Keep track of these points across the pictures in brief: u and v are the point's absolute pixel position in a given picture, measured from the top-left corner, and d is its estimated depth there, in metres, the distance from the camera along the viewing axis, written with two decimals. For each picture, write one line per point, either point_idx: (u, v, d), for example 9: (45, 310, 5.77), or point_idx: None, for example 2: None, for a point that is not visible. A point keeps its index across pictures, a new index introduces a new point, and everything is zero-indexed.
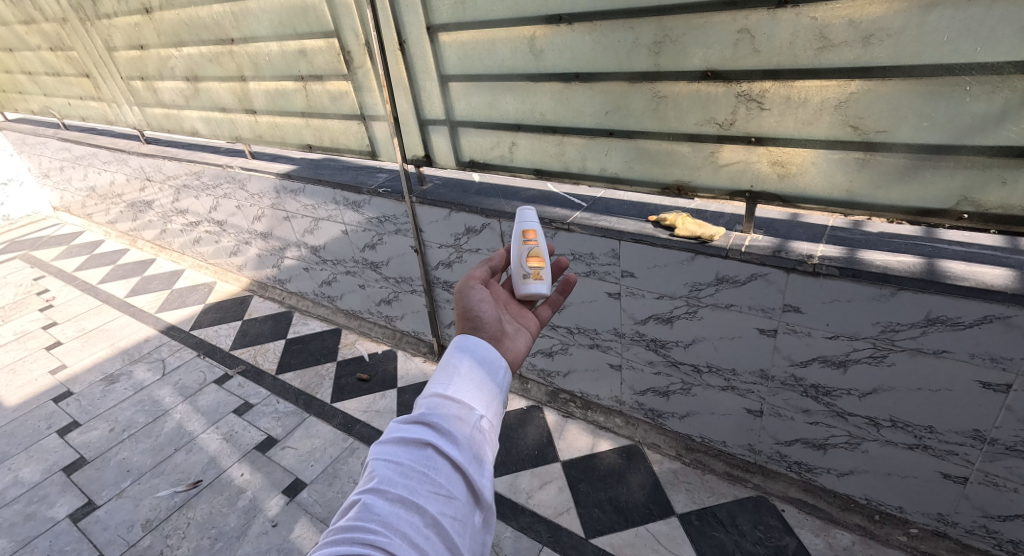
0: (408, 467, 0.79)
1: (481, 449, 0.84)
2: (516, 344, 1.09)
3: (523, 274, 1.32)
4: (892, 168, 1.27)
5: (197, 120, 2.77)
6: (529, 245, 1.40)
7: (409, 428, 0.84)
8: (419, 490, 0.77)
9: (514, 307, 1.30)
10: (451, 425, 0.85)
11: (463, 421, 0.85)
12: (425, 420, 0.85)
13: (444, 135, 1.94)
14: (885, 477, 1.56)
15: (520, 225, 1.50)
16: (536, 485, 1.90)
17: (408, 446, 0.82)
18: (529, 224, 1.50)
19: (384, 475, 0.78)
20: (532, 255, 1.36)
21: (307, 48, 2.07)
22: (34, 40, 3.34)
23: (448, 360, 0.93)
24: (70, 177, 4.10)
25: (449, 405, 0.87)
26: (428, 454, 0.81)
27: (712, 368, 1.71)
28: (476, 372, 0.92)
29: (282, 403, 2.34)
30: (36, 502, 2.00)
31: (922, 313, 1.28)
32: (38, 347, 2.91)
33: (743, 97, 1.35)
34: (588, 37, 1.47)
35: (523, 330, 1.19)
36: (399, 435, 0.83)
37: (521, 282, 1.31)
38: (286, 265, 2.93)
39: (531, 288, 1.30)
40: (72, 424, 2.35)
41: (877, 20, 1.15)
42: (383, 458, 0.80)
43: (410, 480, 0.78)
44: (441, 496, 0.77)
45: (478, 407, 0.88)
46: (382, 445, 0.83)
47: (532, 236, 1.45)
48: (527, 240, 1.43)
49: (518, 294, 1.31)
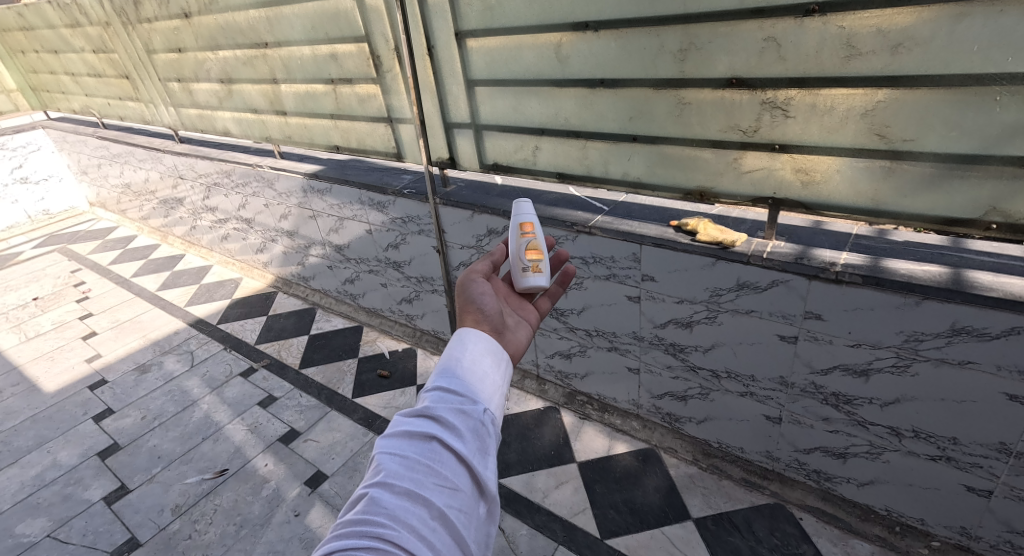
0: (414, 460, 0.79)
1: (485, 441, 0.84)
2: (516, 337, 1.08)
3: (522, 267, 1.34)
4: (917, 177, 1.27)
5: (229, 120, 2.86)
6: (527, 238, 1.43)
7: (413, 422, 0.84)
8: (425, 482, 0.77)
9: (514, 299, 1.25)
10: (454, 418, 0.84)
11: (467, 414, 0.85)
12: (430, 413, 0.85)
13: (469, 138, 1.98)
14: (907, 488, 1.55)
15: (517, 218, 1.54)
16: (552, 484, 1.92)
17: (413, 439, 0.82)
18: (526, 216, 1.54)
19: (390, 468, 0.78)
20: (530, 249, 1.39)
21: (338, 52, 2.13)
22: (78, 43, 3.48)
23: (450, 355, 0.94)
24: (107, 174, 4.25)
25: (453, 398, 0.87)
26: (433, 446, 0.81)
27: (730, 374, 1.72)
28: (478, 366, 0.93)
29: (305, 397, 2.39)
30: (72, 484, 2.08)
31: (947, 323, 1.27)
32: (74, 337, 3.02)
33: (768, 105, 1.36)
34: (614, 44, 1.49)
35: (524, 322, 1.17)
36: (404, 429, 0.83)
37: (521, 275, 1.34)
38: (310, 263, 3.00)
39: (531, 282, 1.33)
40: (106, 411, 2.44)
41: (906, 29, 1.15)
42: (389, 451, 0.80)
43: (416, 473, 0.78)
44: (446, 488, 0.77)
45: (481, 401, 0.88)
46: (387, 439, 0.83)
47: (529, 229, 1.49)
48: (524, 234, 1.47)
49: (519, 287, 1.34)
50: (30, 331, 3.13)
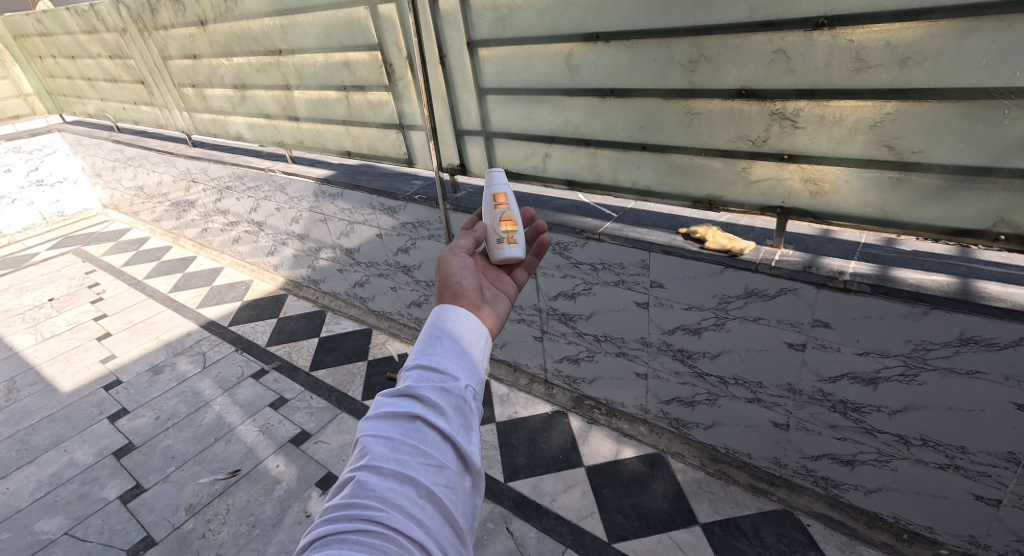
0: (398, 442, 0.78)
1: (469, 417, 0.83)
2: (496, 311, 1.08)
3: (498, 239, 1.36)
4: (925, 188, 1.28)
5: (242, 126, 2.90)
6: (501, 210, 1.44)
7: (396, 402, 0.83)
8: (411, 463, 0.76)
9: (492, 273, 1.28)
10: (437, 396, 0.83)
11: (449, 391, 0.84)
12: (412, 393, 0.83)
13: (479, 145, 2.01)
14: (915, 496, 1.55)
15: (490, 189, 1.53)
16: (560, 488, 1.94)
17: (397, 420, 0.80)
18: (500, 186, 1.53)
19: (375, 451, 0.77)
20: (503, 220, 1.40)
21: (351, 60, 2.16)
22: (95, 49, 3.54)
23: (430, 333, 0.92)
24: (121, 176, 4.31)
25: (434, 375, 0.86)
26: (417, 426, 0.80)
27: (738, 380, 1.73)
28: (458, 342, 0.91)
29: (315, 399, 2.42)
30: (88, 483, 2.12)
31: (955, 333, 1.28)
32: (89, 338, 3.07)
33: (777, 116, 1.38)
34: (625, 54, 1.51)
35: (503, 297, 1.18)
36: (386, 410, 0.82)
37: (496, 247, 1.36)
38: (320, 266, 3.04)
39: (507, 253, 1.36)
40: (121, 411, 2.48)
41: (914, 43, 1.17)
42: (373, 434, 0.79)
43: (401, 454, 0.77)
44: (432, 467, 0.77)
45: (463, 377, 0.87)
46: (370, 421, 0.81)
47: (502, 200, 1.49)
48: (498, 206, 1.47)
49: (495, 260, 1.36)
50: (46, 331, 3.18)
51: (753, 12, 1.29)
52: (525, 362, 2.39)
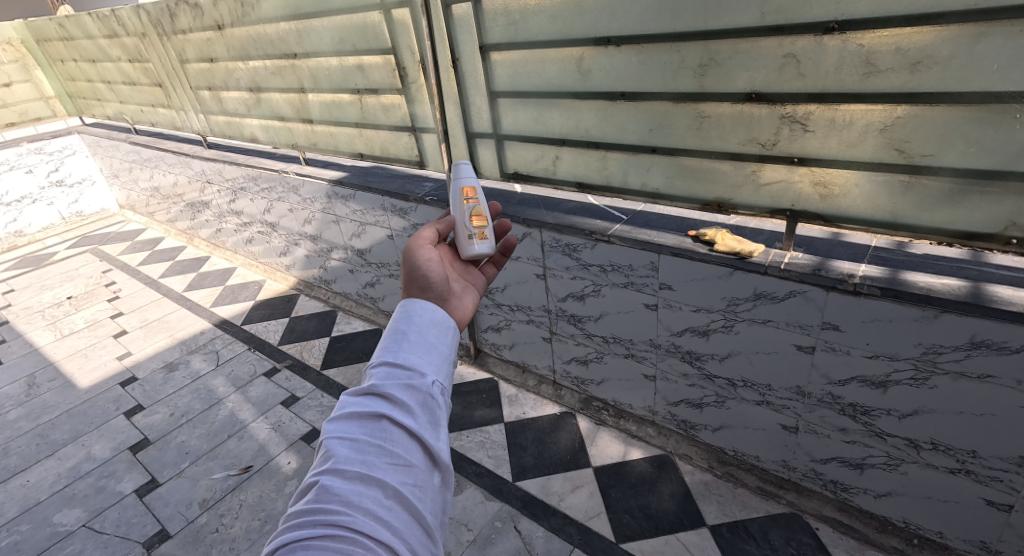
0: (364, 443, 0.78)
1: (436, 413, 0.83)
2: (465, 303, 1.09)
3: (469, 234, 1.33)
4: (937, 192, 1.28)
5: (257, 128, 2.95)
6: (471, 204, 1.44)
7: (361, 402, 0.83)
8: (377, 464, 0.77)
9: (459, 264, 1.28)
10: (403, 394, 0.83)
11: (416, 388, 0.84)
12: (377, 391, 0.83)
13: (490, 148, 2.03)
14: (926, 501, 1.55)
15: (457, 181, 1.52)
16: (568, 488, 1.95)
17: (363, 420, 0.81)
18: (467, 178, 1.53)
19: (340, 453, 0.77)
20: (474, 215, 1.39)
21: (365, 64, 2.20)
22: (115, 52, 3.62)
23: (396, 328, 0.92)
24: (137, 178, 4.39)
25: (401, 372, 0.86)
26: (383, 426, 0.80)
27: (746, 383, 1.73)
28: (425, 336, 0.91)
29: (326, 397, 2.45)
30: (105, 477, 2.17)
31: (966, 337, 1.28)
32: (106, 335, 3.13)
33: (787, 119, 1.38)
34: (635, 58, 1.53)
35: (472, 287, 1.19)
36: (352, 410, 0.82)
37: (466, 242, 1.32)
38: (331, 266, 3.07)
39: (477, 249, 1.31)
40: (137, 407, 2.53)
41: (925, 47, 1.17)
42: (338, 436, 0.79)
43: (367, 456, 0.77)
44: (399, 467, 0.77)
45: (430, 372, 0.87)
46: (335, 423, 0.82)
47: (471, 193, 1.49)
48: (466, 199, 1.47)
49: (464, 255, 1.31)
50: (65, 328, 3.25)
51: (763, 17, 1.30)
52: (533, 363, 2.40)
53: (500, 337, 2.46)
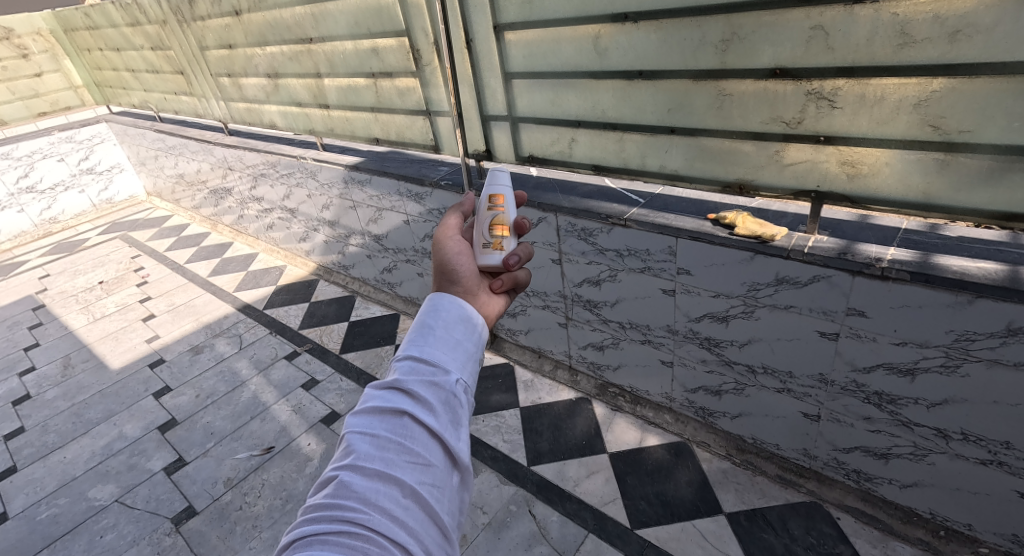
0: (384, 439, 0.78)
1: (458, 412, 0.83)
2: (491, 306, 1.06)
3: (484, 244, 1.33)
4: (975, 171, 1.21)
5: (276, 114, 2.96)
6: (494, 212, 1.38)
7: (384, 396, 0.83)
8: (396, 462, 0.76)
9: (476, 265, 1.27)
10: (427, 391, 0.83)
11: (439, 385, 0.84)
12: (401, 387, 0.83)
13: (506, 131, 2.00)
14: (954, 492, 1.50)
15: (490, 187, 1.44)
16: (584, 473, 1.95)
17: (384, 416, 0.80)
18: (501, 186, 1.44)
19: (361, 449, 0.77)
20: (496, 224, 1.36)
21: (379, 47, 2.18)
22: (138, 41, 3.67)
23: (422, 321, 0.92)
24: (163, 165, 4.48)
25: (424, 367, 0.85)
26: (404, 422, 0.80)
27: (767, 370, 1.69)
28: (451, 332, 0.91)
29: (345, 381, 2.48)
30: (137, 455, 2.25)
31: (1003, 323, 1.22)
32: (135, 319, 3.23)
33: (814, 95, 1.32)
34: (654, 36, 1.47)
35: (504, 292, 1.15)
36: (374, 405, 0.82)
37: (481, 251, 1.33)
38: (349, 252, 3.10)
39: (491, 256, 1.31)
40: (164, 388, 2.60)
41: (966, 15, 1.10)
42: (358, 432, 0.79)
43: (387, 453, 0.77)
44: (417, 466, 0.77)
45: (454, 370, 0.86)
46: (358, 417, 0.82)
47: (500, 202, 1.41)
48: (494, 207, 1.40)
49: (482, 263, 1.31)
50: (97, 312, 3.36)
51: None
52: (549, 348, 2.39)
53: (515, 322, 2.45)
